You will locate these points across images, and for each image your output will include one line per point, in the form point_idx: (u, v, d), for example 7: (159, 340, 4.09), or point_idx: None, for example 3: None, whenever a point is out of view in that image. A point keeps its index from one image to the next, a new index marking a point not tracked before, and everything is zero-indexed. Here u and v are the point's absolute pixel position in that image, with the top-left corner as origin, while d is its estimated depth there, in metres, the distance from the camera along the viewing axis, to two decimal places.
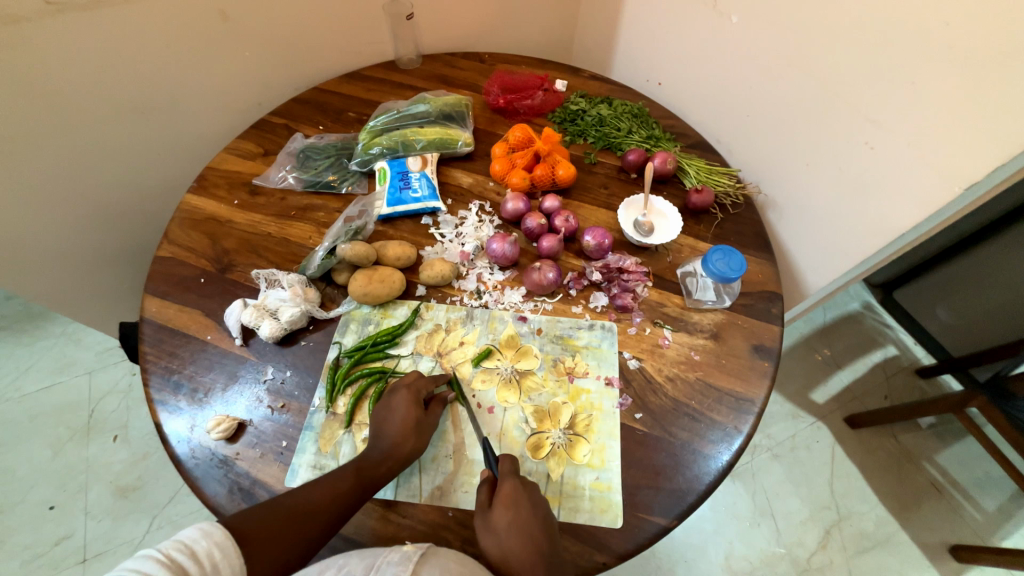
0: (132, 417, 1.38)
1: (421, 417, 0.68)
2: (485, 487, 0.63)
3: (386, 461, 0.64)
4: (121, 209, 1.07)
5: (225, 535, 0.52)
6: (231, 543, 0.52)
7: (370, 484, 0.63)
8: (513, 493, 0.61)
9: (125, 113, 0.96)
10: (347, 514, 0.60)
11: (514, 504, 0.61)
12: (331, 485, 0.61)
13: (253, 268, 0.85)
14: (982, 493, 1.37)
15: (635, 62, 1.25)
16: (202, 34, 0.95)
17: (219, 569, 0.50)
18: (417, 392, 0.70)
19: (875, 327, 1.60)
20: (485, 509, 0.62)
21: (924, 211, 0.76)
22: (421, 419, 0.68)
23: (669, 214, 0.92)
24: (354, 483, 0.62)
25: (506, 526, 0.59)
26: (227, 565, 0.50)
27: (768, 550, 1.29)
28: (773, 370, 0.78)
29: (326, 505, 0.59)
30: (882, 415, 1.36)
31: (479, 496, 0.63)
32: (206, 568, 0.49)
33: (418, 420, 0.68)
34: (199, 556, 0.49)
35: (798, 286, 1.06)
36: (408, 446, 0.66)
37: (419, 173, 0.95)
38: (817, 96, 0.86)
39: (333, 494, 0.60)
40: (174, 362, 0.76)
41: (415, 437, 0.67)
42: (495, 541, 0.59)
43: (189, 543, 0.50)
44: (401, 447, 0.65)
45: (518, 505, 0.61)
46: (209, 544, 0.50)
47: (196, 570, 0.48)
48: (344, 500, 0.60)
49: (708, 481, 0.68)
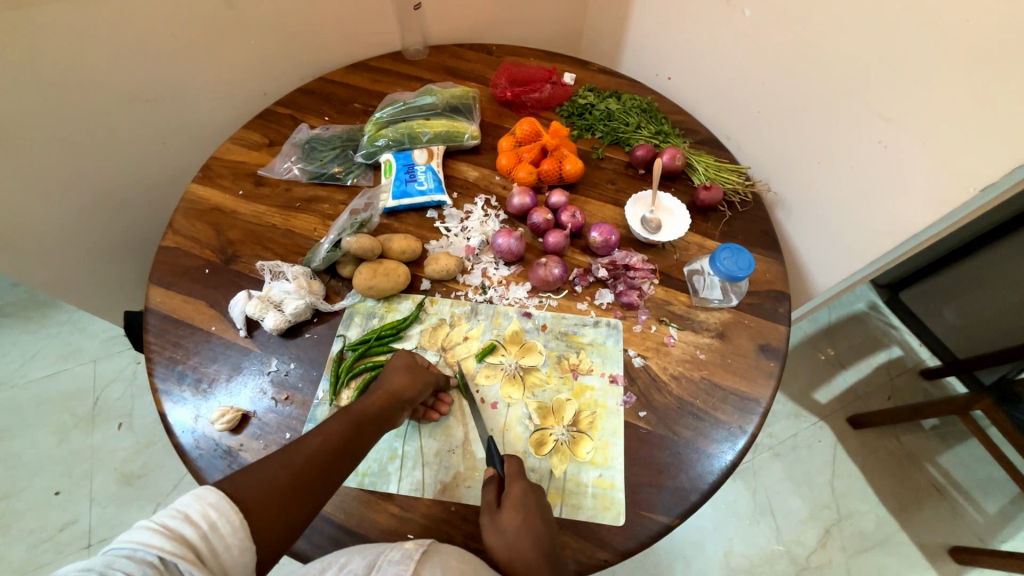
0: (136, 405, 1.39)
1: (411, 362, 0.71)
2: (491, 486, 0.64)
3: (374, 395, 0.66)
4: (126, 197, 1.07)
5: (220, 495, 0.50)
6: (228, 502, 0.50)
7: (362, 423, 0.63)
8: (523, 499, 0.61)
9: (129, 101, 0.95)
10: (341, 452, 0.60)
11: (523, 508, 0.60)
12: (324, 430, 0.61)
13: (258, 259, 0.84)
14: (984, 495, 1.37)
15: (644, 57, 1.23)
16: (207, 21, 0.94)
17: (218, 527, 0.49)
18: (414, 354, 0.73)
19: (880, 327, 1.60)
20: (492, 508, 0.62)
21: (937, 212, 0.75)
22: (410, 360, 0.71)
23: (677, 211, 0.92)
24: (345, 423, 0.62)
25: (515, 529, 0.59)
26: (226, 522, 0.49)
27: (768, 548, 1.29)
28: (780, 371, 0.78)
29: (322, 448, 0.59)
30: (885, 416, 1.36)
31: (486, 496, 0.63)
32: (205, 528, 0.48)
33: (408, 364, 0.70)
34: (195, 518, 0.48)
35: (805, 285, 1.05)
36: (398, 380, 0.67)
37: (425, 166, 0.94)
38: (831, 92, 0.84)
39: (327, 438, 0.60)
40: (178, 353, 0.76)
41: (409, 376, 0.68)
42: (501, 541, 0.59)
43: (183, 508, 0.48)
44: (388, 380, 0.68)
45: (527, 509, 0.61)
46: (202, 505, 0.49)
47: (195, 532, 0.47)
48: (339, 442, 0.60)
49: (711, 480, 0.68)
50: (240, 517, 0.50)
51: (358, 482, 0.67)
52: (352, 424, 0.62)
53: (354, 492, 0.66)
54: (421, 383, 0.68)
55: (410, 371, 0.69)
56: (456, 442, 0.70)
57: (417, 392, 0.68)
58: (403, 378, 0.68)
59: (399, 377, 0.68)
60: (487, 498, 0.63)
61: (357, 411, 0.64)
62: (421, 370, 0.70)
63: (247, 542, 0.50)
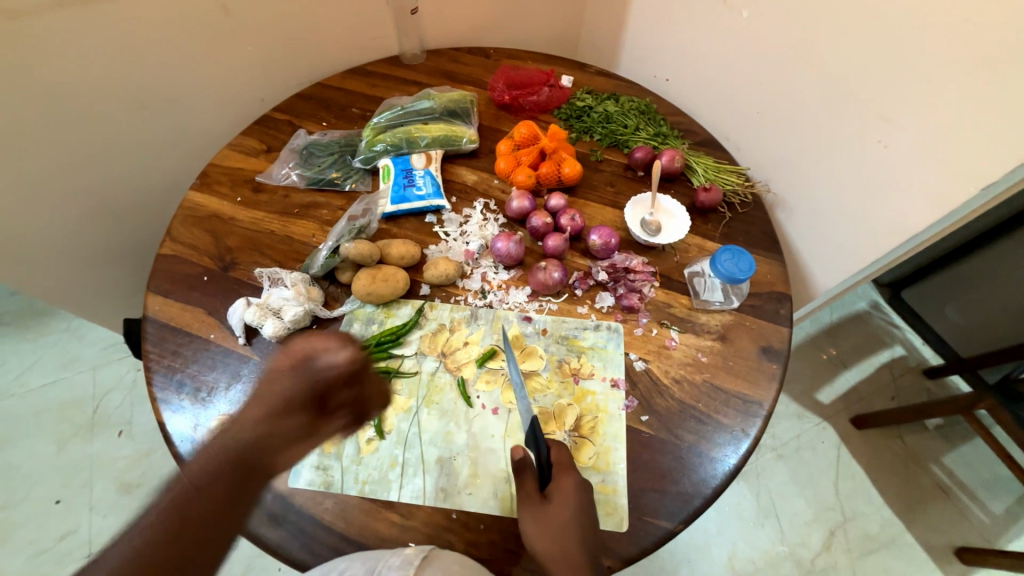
0: (136, 413, 1.38)
1: (300, 369, 0.62)
2: (528, 475, 0.62)
3: (277, 413, 0.60)
4: (124, 205, 1.07)
5: None
6: None
7: (246, 455, 0.58)
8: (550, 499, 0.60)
9: (127, 108, 0.95)
10: (221, 492, 0.56)
11: (569, 504, 0.60)
12: (241, 420, 0.60)
13: (256, 266, 0.84)
14: (989, 495, 1.36)
15: (642, 59, 1.23)
16: (205, 29, 0.94)
17: None
18: (310, 342, 0.63)
19: (882, 327, 1.59)
20: (533, 500, 0.61)
21: (938, 212, 0.74)
22: (302, 355, 0.62)
23: (676, 213, 0.91)
24: (229, 459, 0.57)
25: (563, 524, 0.58)
26: None
27: (772, 550, 1.29)
28: (782, 373, 0.77)
29: (200, 502, 0.55)
30: (889, 416, 1.35)
31: (526, 484, 0.61)
32: None
33: (287, 371, 0.62)
34: None
35: (807, 285, 1.05)
36: (279, 388, 0.61)
37: (424, 171, 0.94)
38: (830, 93, 0.84)
39: (206, 491, 0.55)
40: (177, 361, 0.75)
41: (290, 386, 0.61)
42: (548, 535, 0.58)
43: None
44: (274, 387, 0.61)
45: (574, 503, 0.60)
46: None
47: None
48: (221, 490, 0.56)
49: (714, 484, 0.68)
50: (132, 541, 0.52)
51: (358, 490, 0.66)
52: (233, 458, 0.58)
53: (354, 501, 0.66)
54: (310, 391, 0.61)
55: (295, 374, 0.62)
56: (457, 449, 0.70)
57: (299, 397, 0.61)
58: (283, 386, 0.61)
59: (272, 390, 0.61)
60: (529, 489, 0.61)
61: (236, 441, 0.58)
62: (310, 367, 0.62)
63: None
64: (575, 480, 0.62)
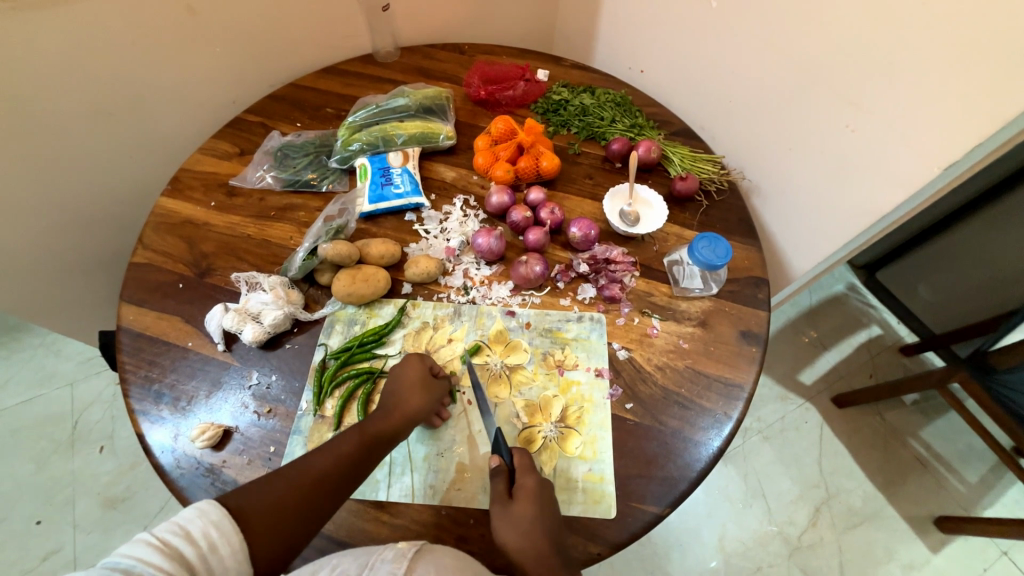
0: (118, 427, 1.35)
1: (423, 373, 0.70)
2: (501, 479, 0.64)
3: (388, 414, 0.66)
4: (92, 213, 1.04)
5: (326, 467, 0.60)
6: (229, 520, 0.53)
7: None
8: (521, 493, 0.62)
9: (92, 115, 0.93)
10: None
11: (524, 501, 0.61)
12: (335, 450, 0.62)
13: (233, 271, 0.83)
14: (965, 465, 1.40)
15: (616, 51, 1.24)
16: (170, 30, 0.92)
17: (217, 546, 0.52)
18: None
19: (859, 307, 1.63)
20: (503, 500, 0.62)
21: (906, 193, 0.77)
22: None
23: (654, 203, 0.92)
24: None
25: (518, 520, 0.59)
26: (226, 543, 0.52)
27: (761, 530, 1.31)
28: (761, 356, 0.79)
29: None
30: (869, 394, 1.38)
31: (496, 487, 0.63)
32: (204, 547, 0.51)
33: (421, 377, 0.69)
34: (195, 536, 0.51)
35: (784, 269, 1.07)
36: (412, 400, 0.67)
37: (401, 168, 0.93)
38: (799, 80, 0.86)
39: None
40: (154, 371, 0.74)
41: (419, 391, 0.68)
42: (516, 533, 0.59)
43: (184, 525, 0.52)
44: (400, 379, 0.69)
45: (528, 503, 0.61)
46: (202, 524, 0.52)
47: (192, 550, 0.50)
48: None
49: (699, 467, 0.69)
50: (240, 537, 0.53)
51: None
52: None
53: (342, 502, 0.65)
54: None
55: (426, 389, 0.68)
56: (443, 446, 0.70)
57: None
58: (418, 400, 0.67)
59: (405, 385, 0.68)
60: (498, 490, 0.63)
61: None
62: None
63: (237, 543, 0.53)
64: (536, 479, 0.63)
